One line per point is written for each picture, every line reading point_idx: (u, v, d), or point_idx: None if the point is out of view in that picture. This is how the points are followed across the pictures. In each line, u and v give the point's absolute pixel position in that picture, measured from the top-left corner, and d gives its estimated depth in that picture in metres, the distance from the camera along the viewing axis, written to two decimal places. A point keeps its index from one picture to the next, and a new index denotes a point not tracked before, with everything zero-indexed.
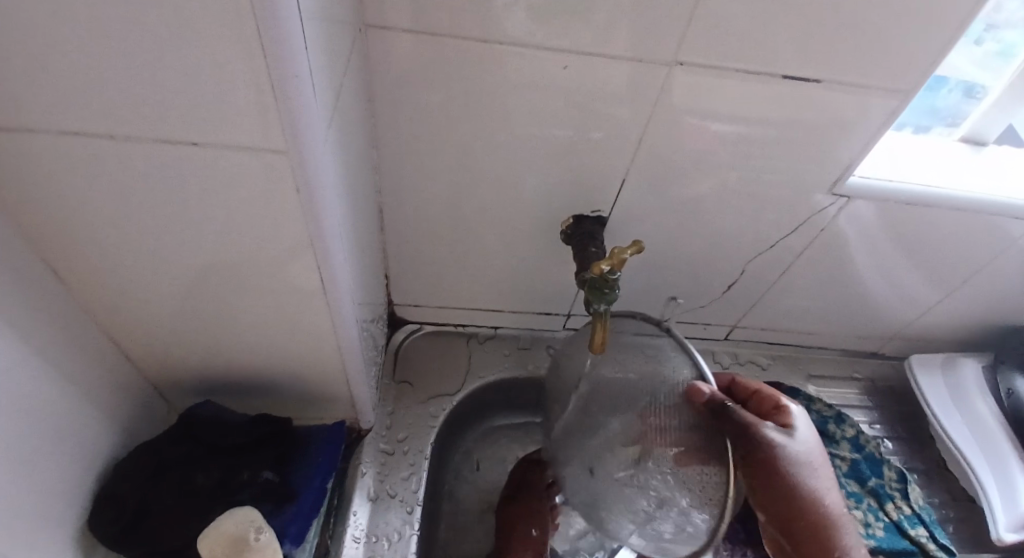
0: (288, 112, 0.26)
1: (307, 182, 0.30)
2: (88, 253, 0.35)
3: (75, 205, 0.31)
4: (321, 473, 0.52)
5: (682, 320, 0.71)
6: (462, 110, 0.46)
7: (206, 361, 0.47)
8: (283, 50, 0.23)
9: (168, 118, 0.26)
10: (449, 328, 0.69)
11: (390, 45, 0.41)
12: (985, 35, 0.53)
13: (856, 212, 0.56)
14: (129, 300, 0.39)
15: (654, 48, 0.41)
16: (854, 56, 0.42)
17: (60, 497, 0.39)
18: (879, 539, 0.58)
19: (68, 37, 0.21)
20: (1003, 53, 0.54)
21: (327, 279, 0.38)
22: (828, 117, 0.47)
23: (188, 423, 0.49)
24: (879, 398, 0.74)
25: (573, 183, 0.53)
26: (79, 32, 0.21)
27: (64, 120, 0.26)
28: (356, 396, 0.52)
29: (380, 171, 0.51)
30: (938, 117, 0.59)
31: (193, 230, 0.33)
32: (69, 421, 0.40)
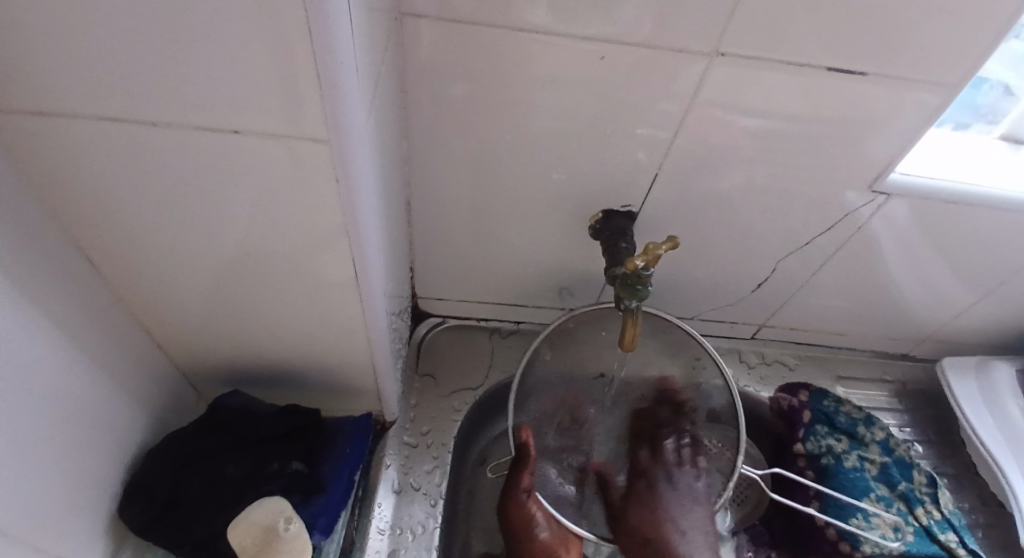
0: (330, 98, 0.25)
1: (345, 171, 0.30)
2: (124, 242, 0.35)
3: (116, 194, 0.31)
4: (349, 465, 0.51)
5: (708, 317, 0.69)
6: (493, 102, 0.45)
7: (235, 350, 0.47)
8: (326, 34, 0.22)
9: (211, 107, 0.26)
10: (472, 322, 0.69)
11: (422, 35, 0.40)
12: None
13: (891, 212, 0.55)
14: (162, 289, 0.40)
15: (692, 39, 0.40)
16: (900, 50, 0.41)
17: (93, 482, 0.40)
18: (907, 544, 0.57)
19: (115, 18, 0.21)
20: None
21: (359, 269, 0.38)
22: (871, 112, 0.46)
23: (215, 412, 0.49)
24: (909, 402, 0.72)
25: (602, 177, 0.52)
26: (128, 15, 0.21)
27: (105, 104, 0.25)
28: (381, 389, 0.52)
29: (409, 162, 0.51)
30: (979, 114, 0.57)
31: (228, 219, 0.33)
32: (101, 407, 0.40)
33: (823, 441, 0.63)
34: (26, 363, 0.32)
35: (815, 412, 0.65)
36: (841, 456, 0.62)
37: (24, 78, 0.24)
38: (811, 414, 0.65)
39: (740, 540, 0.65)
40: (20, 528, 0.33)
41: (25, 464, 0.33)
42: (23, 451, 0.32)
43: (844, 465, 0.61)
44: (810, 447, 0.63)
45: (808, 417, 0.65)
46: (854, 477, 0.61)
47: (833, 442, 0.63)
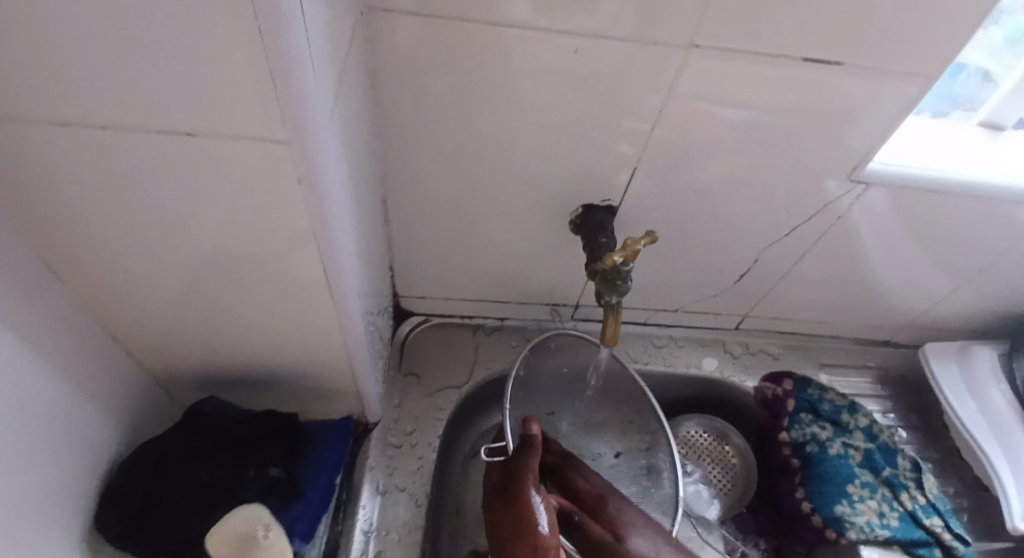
0: (288, 98, 0.24)
1: (310, 172, 0.29)
2: (86, 249, 0.34)
3: (72, 200, 0.30)
4: (328, 468, 0.51)
5: (692, 309, 0.69)
6: (467, 97, 0.44)
7: (211, 356, 0.46)
8: (279, 30, 0.21)
9: (164, 109, 0.25)
10: (455, 319, 0.68)
11: (392, 30, 0.39)
12: (997, 21, 0.51)
13: (872, 201, 0.55)
14: (130, 296, 0.39)
15: (667, 31, 0.40)
16: (877, 40, 0.40)
17: (66, 494, 0.39)
18: (893, 529, 0.57)
19: (54, 19, 0.20)
20: (1013, 39, 0.52)
21: (331, 271, 0.37)
22: (850, 103, 0.45)
23: (192, 419, 0.49)
24: (893, 388, 0.73)
25: (582, 171, 0.51)
26: (66, 14, 0.20)
27: (52, 110, 0.24)
28: (361, 390, 0.52)
29: (384, 160, 0.50)
30: (956, 102, 0.57)
31: (192, 224, 0.32)
32: (71, 418, 0.39)
33: (808, 428, 0.64)
34: None
35: (799, 401, 0.66)
36: (825, 444, 0.62)
37: None
38: (795, 402, 0.66)
39: (727, 529, 0.66)
40: None
41: None
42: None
43: (828, 453, 0.62)
44: (795, 435, 0.64)
45: (792, 405, 0.66)
46: (838, 464, 0.61)
47: (817, 430, 0.63)
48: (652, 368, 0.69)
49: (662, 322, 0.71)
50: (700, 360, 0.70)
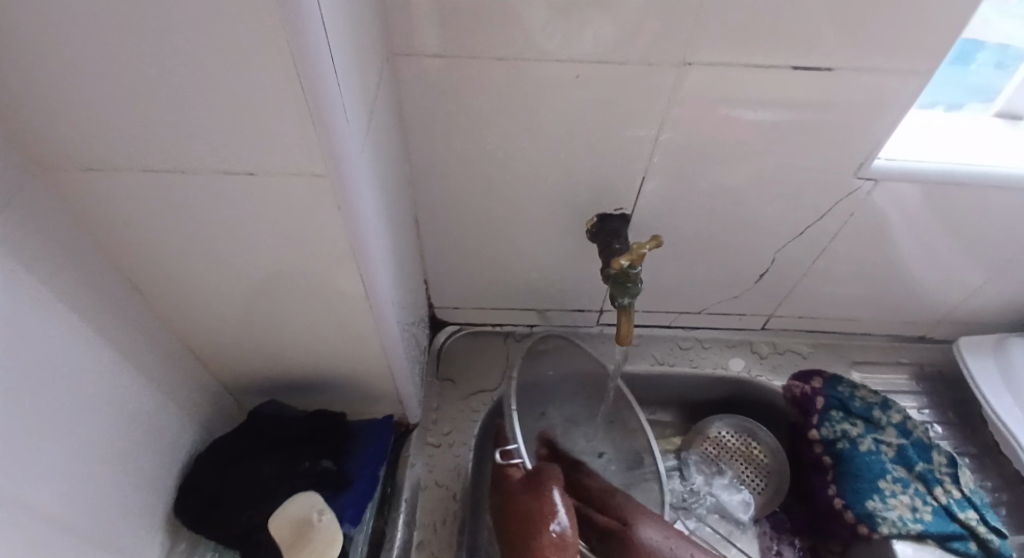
0: (326, 138, 0.30)
1: (346, 200, 0.34)
2: (164, 272, 0.41)
3: (155, 232, 0.37)
4: (373, 462, 0.56)
5: (715, 311, 0.71)
6: (483, 123, 0.49)
7: (268, 364, 0.53)
8: (312, 85, 0.26)
9: (227, 153, 0.31)
10: (487, 327, 0.73)
11: (414, 70, 0.45)
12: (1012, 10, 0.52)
13: (893, 188, 0.55)
14: (200, 312, 0.45)
15: (661, 52, 0.43)
16: (865, 44, 0.43)
17: (150, 483, 0.46)
18: (926, 523, 0.58)
19: (147, 87, 0.26)
20: None
21: (369, 285, 0.42)
22: (849, 104, 0.47)
23: (253, 419, 0.55)
24: (929, 384, 0.72)
25: (595, 184, 0.55)
26: (156, 83, 0.26)
27: (143, 158, 0.31)
28: (401, 393, 0.57)
29: (414, 184, 0.55)
30: (971, 93, 0.58)
31: (250, 247, 0.38)
32: (155, 417, 0.46)
33: (839, 425, 0.65)
34: (87, 379, 0.38)
35: (829, 398, 0.67)
36: (856, 441, 0.63)
37: (78, 140, 0.29)
38: (824, 400, 0.67)
39: (762, 528, 0.67)
40: (82, 521, 0.38)
41: (88, 464, 0.38)
42: (86, 450, 0.38)
43: (859, 449, 0.63)
44: (826, 433, 0.65)
45: (822, 403, 0.66)
46: (869, 459, 0.62)
47: (848, 427, 0.64)
48: (678, 369, 0.71)
49: (687, 324, 0.73)
50: (727, 361, 0.72)
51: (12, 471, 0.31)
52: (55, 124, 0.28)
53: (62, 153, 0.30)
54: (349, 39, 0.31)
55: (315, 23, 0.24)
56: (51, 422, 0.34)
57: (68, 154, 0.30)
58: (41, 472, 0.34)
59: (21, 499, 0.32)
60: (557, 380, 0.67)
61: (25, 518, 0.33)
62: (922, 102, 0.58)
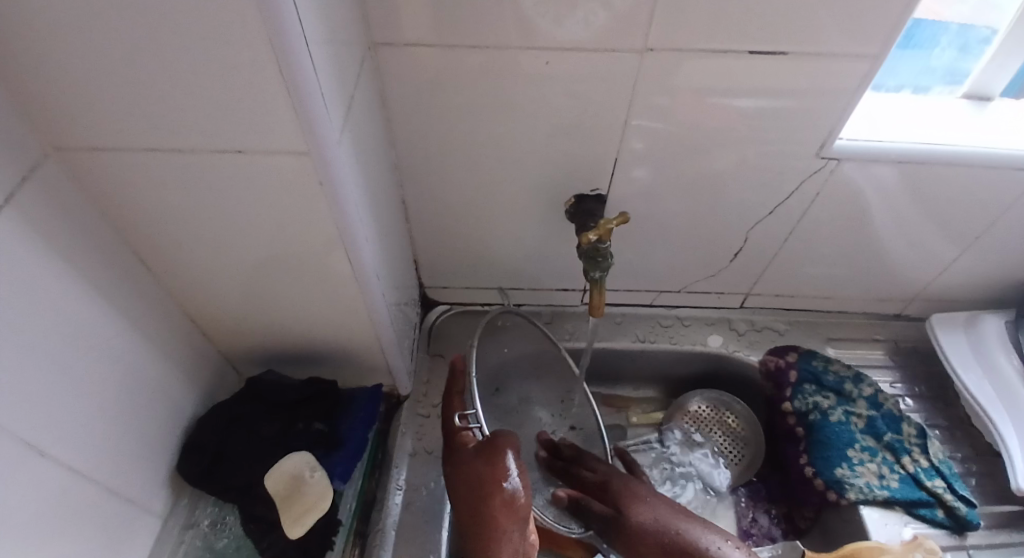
0: (305, 118, 0.33)
1: (327, 177, 0.37)
2: (165, 248, 0.44)
3: (155, 209, 0.40)
4: (363, 425, 0.61)
5: (695, 289, 0.74)
6: (461, 109, 0.52)
7: (265, 337, 0.56)
8: (288, 65, 0.30)
9: (218, 134, 0.34)
10: (476, 306, 0.77)
11: (393, 59, 0.48)
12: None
13: (855, 170, 0.57)
14: (199, 286, 0.49)
15: (625, 38, 0.46)
16: (817, 27, 0.45)
17: (154, 444, 0.50)
18: (892, 490, 0.61)
19: (143, 71, 0.30)
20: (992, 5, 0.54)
21: (355, 261, 0.46)
22: (808, 86, 0.49)
23: (253, 385, 0.58)
24: (903, 359, 0.75)
25: (571, 167, 0.58)
26: (148, 65, 0.29)
27: (142, 138, 0.34)
28: (390, 364, 0.60)
29: (400, 168, 0.58)
30: (937, 75, 0.60)
31: (242, 224, 0.42)
32: (159, 382, 0.50)
33: (811, 398, 0.68)
34: (97, 343, 0.41)
35: (802, 372, 0.70)
36: (827, 412, 0.66)
37: (84, 121, 0.33)
38: (797, 373, 0.70)
39: (738, 496, 0.71)
40: (93, 470, 0.42)
41: (97, 421, 0.42)
42: (98, 414, 0.42)
43: (829, 420, 0.66)
44: (798, 405, 0.68)
45: (795, 376, 0.70)
46: (839, 429, 0.65)
47: (820, 400, 0.68)
48: (658, 346, 0.74)
49: (669, 303, 0.76)
50: (706, 338, 0.75)
51: (28, 418, 0.35)
52: (62, 105, 0.32)
53: (71, 133, 0.34)
54: (324, 28, 0.34)
55: (288, 8, 0.28)
56: (63, 379, 0.38)
57: (77, 135, 0.34)
58: (56, 427, 0.38)
59: (34, 447, 0.36)
60: (516, 353, 0.70)
61: (48, 474, 0.37)
62: (891, 85, 0.60)
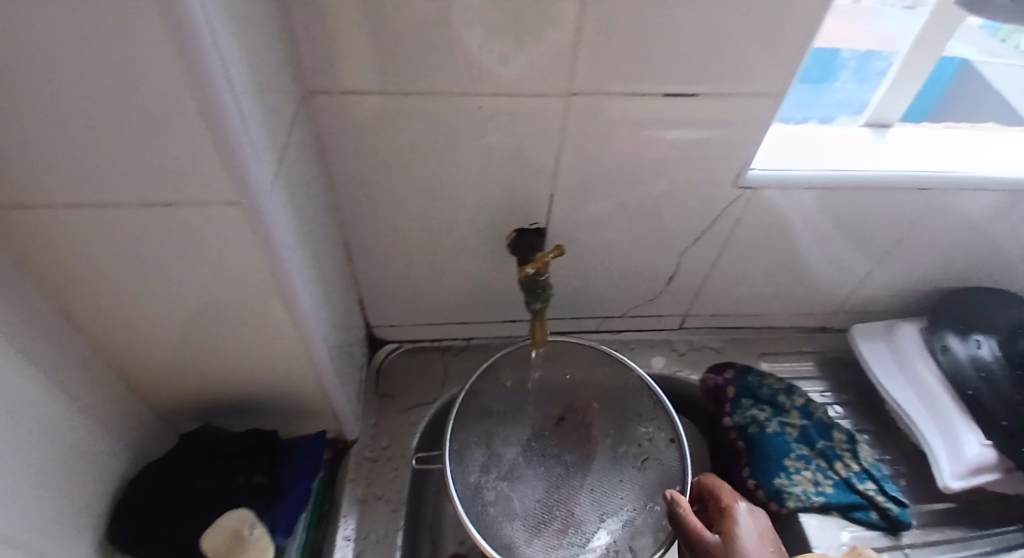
0: (236, 170, 0.33)
1: (262, 226, 0.37)
2: (91, 304, 0.42)
3: (76, 265, 0.38)
4: (307, 475, 0.60)
5: (637, 313, 0.77)
6: (398, 151, 0.53)
7: (202, 388, 0.54)
8: (217, 119, 0.30)
9: (146, 187, 0.34)
10: (425, 342, 0.77)
11: (328, 105, 0.49)
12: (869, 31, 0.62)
13: (771, 198, 0.62)
14: (129, 341, 0.47)
15: (550, 85, 0.49)
16: (721, 71, 0.50)
17: (82, 513, 0.46)
18: (828, 496, 0.64)
19: (63, 126, 0.29)
20: (882, 43, 0.63)
21: (294, 307, 0.45)
22: (720, 122, 0.54)
23: (189, 440, 0.56)
24: (829, 369, 0.81)
25: (511, 205, 0.60)
26: (69, 121, 0.29)
27: (64, 195, 0.33)
28: (335, 409, 0.59)
29: (339, 210, 0.58)
30: (842, 107, 0.67)
31: (176, 276, 0.41)
32: (87, 444, 0.47)
33: (748, 412, 0.71)
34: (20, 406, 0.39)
35: (739, 388, 0.73)
36: (763, 424, 0.70)
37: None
38: (734, 389, 0.73)
39: None
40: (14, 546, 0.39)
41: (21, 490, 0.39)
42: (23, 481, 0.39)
43: (766, 431, 0.69)
44: (737, 419, 0.71)
45: (732, 392, 0.73)
46: (775, 440, 0.69)
47: (756, 413, 0.71)
48: None
49: (613, 328, 0.79)
50: (649, 360, 0.78)
51: None
52: None
53: None
54: (252, 82, 0.35)
55: (214, 67, 0.28)
56: None
57: None
58: None
59: None
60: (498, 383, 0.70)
61: None
62: (798, 118, 0.67)
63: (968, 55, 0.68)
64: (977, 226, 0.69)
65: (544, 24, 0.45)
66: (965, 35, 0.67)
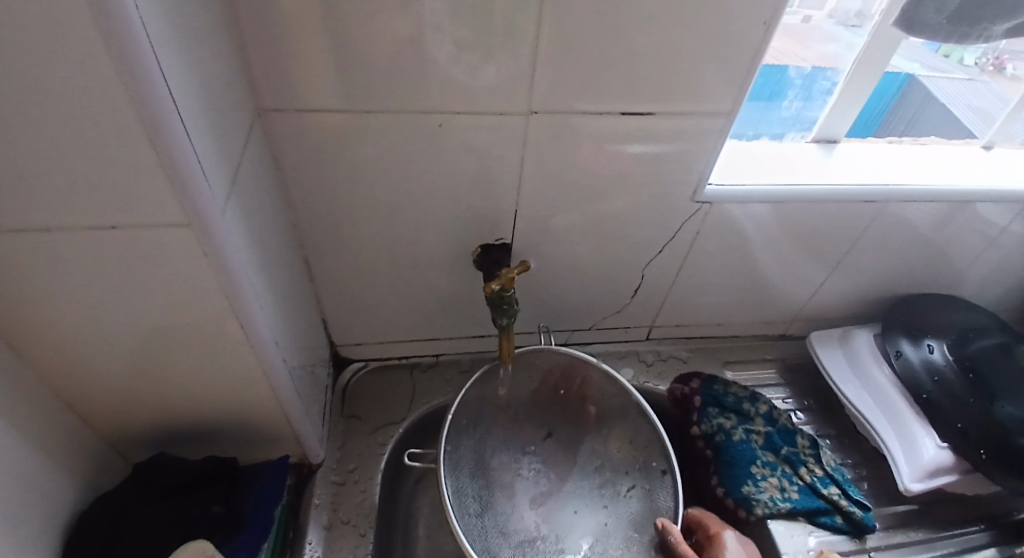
0: (185, 192, 0.32)
1: (215, 247, 0.36)
2: (32, 333, 0.40)
3: (16, 293, 0.37)
4: (268, 502, 0.58)
5: (604, 326, 0.78)
6: (359, 169, 0.53)
7: (156, 416, 0.52)
8: (163, 139, 0.29)
9: (92, 210, 0.32)
10: (393, 360, 0.76)
11: (285, 124, 0.48)
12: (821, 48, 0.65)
13: (728, 211, 0.64)
14: (76, 370, 0.45)
15: (512, 104, 0.50)
16: (676, 89, 0.51)
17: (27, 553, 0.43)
18: (794, 502, 0.66)
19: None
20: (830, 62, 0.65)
21: (251, 329, 0.44)
22: (676, 139, 0.56)
23: (143, 472, 0.54)
24: (791, 376, 0.84)
25: (476, 221, 0.60)
26: (5, 143, 0.28)
27: (1, 221, 0.32)
28: (299, 432, 0.58)
29: (300, 229, 0.57)
30: (790, 123, 0.69)
31: (126, 302, 0.39)
32: (33, 480, 0.44)
33: (715, 420, 0.72)
34: None
35: (705, 397, 0.74)
36: (730, 432, 0.71)
37: None
38: (701, 398, 0.74)
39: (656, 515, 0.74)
40: None
41: None
42: None
43: (732, 439, 0.70)
44: (705, 428, 0.72)
45: (699, 401, 0.74)
46: (741, 448, 0.70)
47: (723, 421, 0.72)
48: None
49: (581, 340, 0.79)
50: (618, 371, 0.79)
51: None
52: None
53: None
54: (202, 101, 0.34)
55: (160, 87, 0.28)
56: None
57: None
58: None
59: None
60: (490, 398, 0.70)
61: None
62: (749, 134, 0.69)
63: (912, 70, 0.70)
64: (922, 235, 0.72)
65: (501, 44, 0.45)
66: (908, 52, 0.67)
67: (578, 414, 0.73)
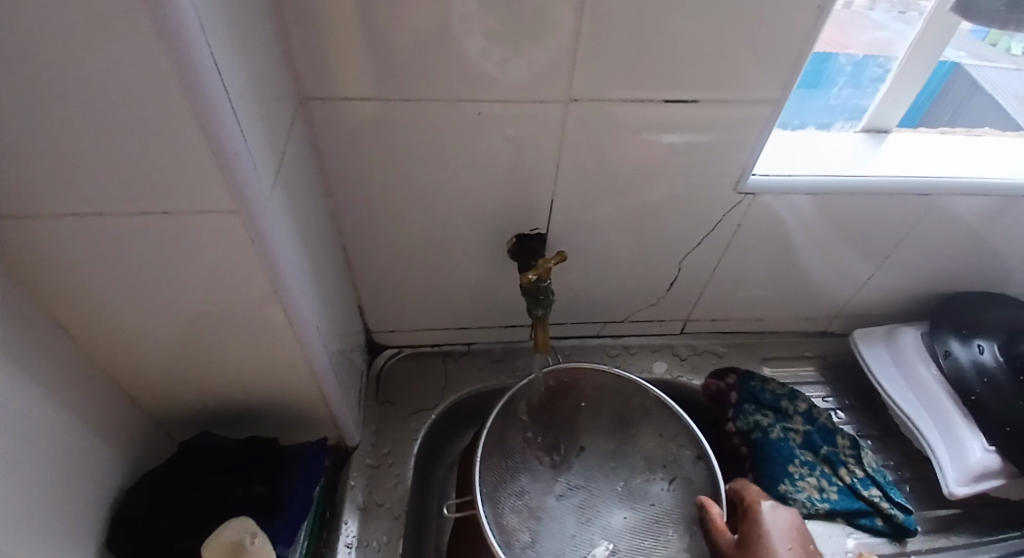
0: (232, 178, 0.33)
1: (259, 233, 0.37)
2: (89, 314, 0.42)
3: (74, 275, 0.38)
4: (306, 484, 0.59)
5: (638, 318, 0.77)
6: (396, 157, 0.53)
7: (200, 396, 0.54)
8: (212, 129, 0.30)
9: (144, 196, 0.33)
10: (426, 348, 0.76)
11: (326, 112, 0.49)
12: (870, 35, 0.63)
13: (771, 203, 0.62)
14: (128, 350, 0.46)
15: (552, 92, 0.49)
16: (722, 76, 0.50)
17: (82, 522, 0.46)
18: (833, 502, 0.64)
19: (58, 135, 0.29)
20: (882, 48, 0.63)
21: (292, 315, 0.45)
22: (720, 128, 0.54)
23: (187, 450, 0.56)
24: (832, 373, 0.81)
25: (511, 210, 0.60)
26: (66, 129, 0.29)
27: (61, 205, 0.33)
28: (335, 416, 0.59)
29: (338, 216, 0.58)
30: (838, 112, 0.67)
31: (175, 285, 0.40)
32: (86, 454, 0.46)
33: (751, 417, 0.71)
34: (21, 415, 0.38)
35: (742, 393, 0.74)
36: (767, 430, 0.69)
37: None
38: (738, 395, 0.74)
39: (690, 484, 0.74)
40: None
41: (24, 499, 0.39)
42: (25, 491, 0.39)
43: (770, 437, 0.69)
44: (741, 424, 0.71)
45: (735, 397, 0.74)
46: (779, 446, 0.68)
47: (760, 418, 0.71)
48: None
49: (615, 332, 0.78)
50: (651, 365, 0.78)
51: None
52: None
53: None
54: (250, 89, 0.34)
55: (210, 74, 0.28)
56: None
57: None
58: None
59: None
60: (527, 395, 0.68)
61: None
62: (795, 124, 0.66)
63: (957, 59, 0.68)
64: (979, 231, 0.68)
65: (542, 30, 0.44)
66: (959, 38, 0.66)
67: (618, 404, 0.71)
